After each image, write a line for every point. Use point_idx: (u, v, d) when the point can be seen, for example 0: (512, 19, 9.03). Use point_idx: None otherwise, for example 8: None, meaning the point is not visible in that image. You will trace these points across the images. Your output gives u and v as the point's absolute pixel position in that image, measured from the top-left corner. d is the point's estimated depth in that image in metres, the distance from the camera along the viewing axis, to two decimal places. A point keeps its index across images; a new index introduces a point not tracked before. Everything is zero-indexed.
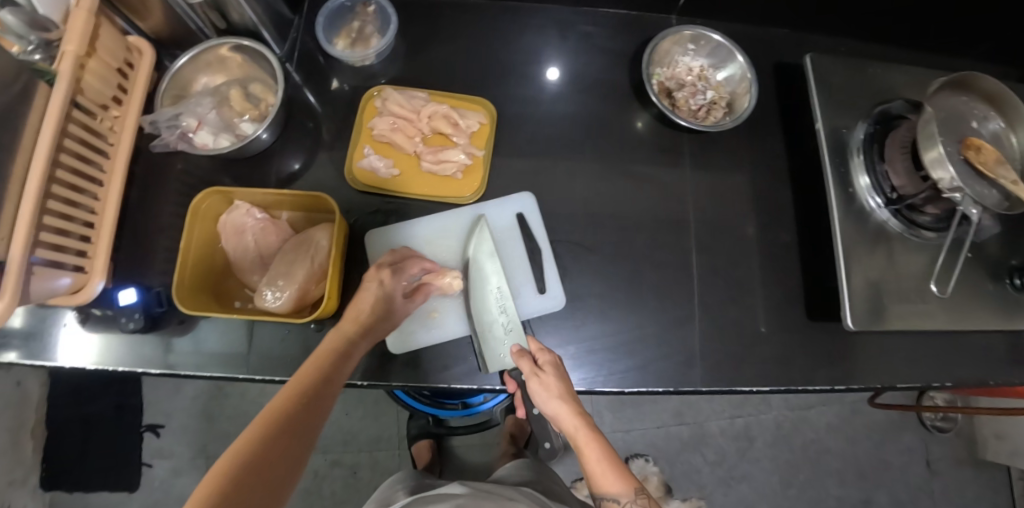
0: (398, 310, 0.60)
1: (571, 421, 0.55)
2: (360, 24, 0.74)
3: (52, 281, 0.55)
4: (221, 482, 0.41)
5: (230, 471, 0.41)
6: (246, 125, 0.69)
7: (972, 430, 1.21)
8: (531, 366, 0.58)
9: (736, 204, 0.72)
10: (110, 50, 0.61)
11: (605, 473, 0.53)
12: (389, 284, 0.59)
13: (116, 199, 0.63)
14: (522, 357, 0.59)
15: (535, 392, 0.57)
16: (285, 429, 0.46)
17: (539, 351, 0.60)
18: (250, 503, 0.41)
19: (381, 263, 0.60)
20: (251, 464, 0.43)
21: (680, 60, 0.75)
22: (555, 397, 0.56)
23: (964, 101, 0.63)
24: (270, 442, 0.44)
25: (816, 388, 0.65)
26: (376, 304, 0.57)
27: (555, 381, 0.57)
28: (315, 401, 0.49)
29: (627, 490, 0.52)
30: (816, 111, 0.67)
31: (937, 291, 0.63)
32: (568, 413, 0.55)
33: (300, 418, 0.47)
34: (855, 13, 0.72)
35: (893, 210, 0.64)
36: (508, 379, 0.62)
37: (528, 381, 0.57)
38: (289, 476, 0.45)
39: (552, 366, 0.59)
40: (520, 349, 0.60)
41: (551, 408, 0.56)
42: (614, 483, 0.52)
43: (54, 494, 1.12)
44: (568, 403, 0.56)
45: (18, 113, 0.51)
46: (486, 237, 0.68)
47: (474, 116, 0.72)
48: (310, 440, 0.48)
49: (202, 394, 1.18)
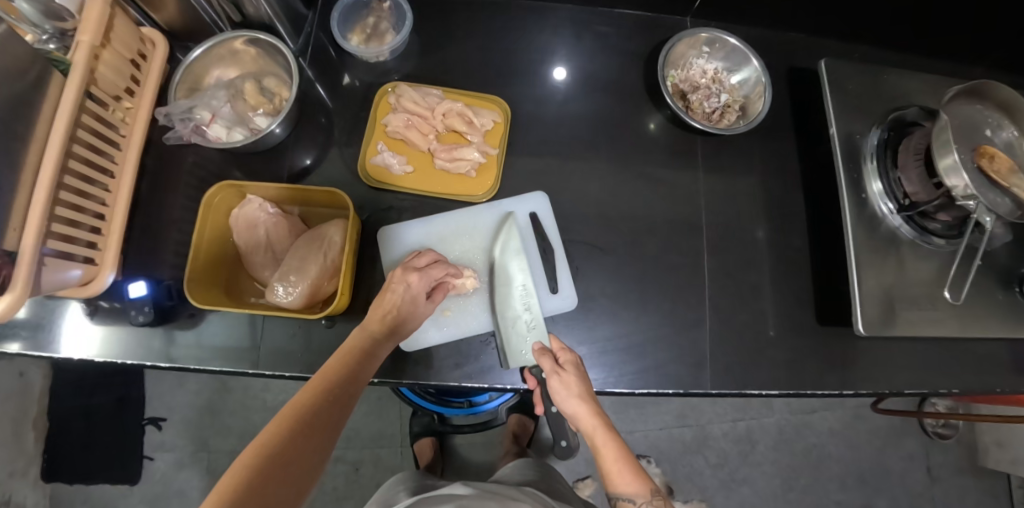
0: (422, 311, 0.60)
1: (589, 421, 0.56)
2: (375, 20, 0.74)
3: (62, 273, 0.54)
4: (243, 476, 0.40)
5: (254, 463, 0.41)
6: (260, 119, 0.69)
7: (972, 437, 1.22)
8: (552, 364, 0.59)
9: (747, 208, 0.72)
10: (124, 41, 0.61)
11: (621, 472, 0.54)
12: (416, 286, 0.60)
13: (127, 191, 0.63)
14: (543, 356, 0.59)
15: (556, 390, 0.57)
16: (309, 425, 0.45)
17: (560, 350, 0.61)
18: (273, 497, 0.40)
19: (407, 266, 0.61)
20: (275, 458, 0.42)
21: (695, 63, 0.75)
22: (574, 396, 0.57)
23: (978, 109, 0.63)
24: (293, 437, 0.44)
25: (825, 393, 0.65)
26: (401, 306, 0.57)
27: (575, 380, 0.57)
28: (339, 398, 0.49)
29: (644, 491, 0.53)
30: (831, 116, 0.67)
31: (951, 298, 0.63)
32: (587, 412, 0.56)
33: (324, 415, 0.47)
34: (870, 19, 0.72)
35: (905, 217, 0.64)
36: (527, 376, 0.62)
37: (549, 379, 0.58)
38: (310, 474, 0.44)
39: (573, 365, 0.59)
40: (542, 347, 0.61)
41: (570, 407, 0.57)
42: (630, 482, 0.53)
43: (55, 485, 1.12)
44: (587, 403, 0.56)
45: (32, 102, 0.50)
46: (515, 235, 0.68)
47: (488, 115, 0.72)
48: (331, 439, 0.47)
49: (205, 388, 1.18)
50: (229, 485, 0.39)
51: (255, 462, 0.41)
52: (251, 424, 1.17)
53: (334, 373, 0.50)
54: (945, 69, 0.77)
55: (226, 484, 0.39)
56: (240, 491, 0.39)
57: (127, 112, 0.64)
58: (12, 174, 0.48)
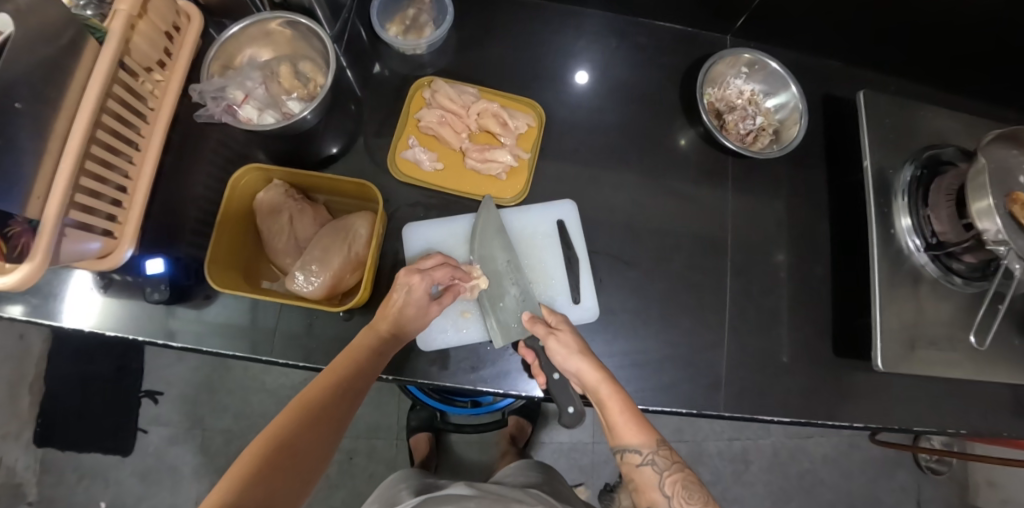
0: (425, 314, 0.58)
1: (592, 375, 0.55)
2: (415, 12, 0.73)
3: (82, 244, 0.53)
4: (252, 464, 0.43)
5: (260, 453, 0.44)
6: (292, 103, 0.68)
7: (965, 475, 1.23)
8: (546, 328, 0.60)
9: (771, 233, 0.72)
10: (160, 13, 0.59)
11: (626, 424, 0.53)
12: (417, 287, 0.57)
13: (152, 166, 0.62)
14: (535, 323, 0.60)
15: (555, 350, 0.58)
16: (316, 419, 0.48)
17: (550, 315, 0.62)
18: (279, 485, 0.43)
19: (410, 267, 0.59)
20: (280, 445, 0.45)
21: (733, 83, 0.74)
22: (574, 354, 0.57)
23: (1015, 154, 0.61)
24: (300, 432, 0.46)
25: (836, 424, 0.65)
26: (404, 308, 0.56)
27: (572, 338, 0.59)
28: (346, 394, 0.51)
29: (649, 442, 0.52)
30: (866, 148, 0.67)
31: (976, 342, 0.63)
32: (590, 366, 0.56)
33: (333, 407, 0.50)
34: (914, 55, 0.72)
35: (931, 255, 0.64)
36: (524, 349, 0.62)
37: (546, 341, 0.59)
38: (314, 467, 0.46)
39: (567, 326, 0.61)
40: (533, 315, 0.62)
41: (572, 364, 0.57)
42: (634, 433, 0.53)
43: (47, 450, 1.11)
44: (588, 358, 0.57)
45: (64, 68, 0.49)
46: (493, 211, 0.67)
47: (522, 118, 0.71)
48: (339, 431, 0.50)
49: (204, 365, 1.17)
50: (237, 472, 0.42)
51: (264, 449, 0.44)
52: (248, 405, 1.16)
53: (342, 369, 0.52)
54: (979, 109, 0.77)
55: (234, 473, 0.42)
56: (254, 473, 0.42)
57: (158, 85, 0.63)
58: (38, 139, 0.47)
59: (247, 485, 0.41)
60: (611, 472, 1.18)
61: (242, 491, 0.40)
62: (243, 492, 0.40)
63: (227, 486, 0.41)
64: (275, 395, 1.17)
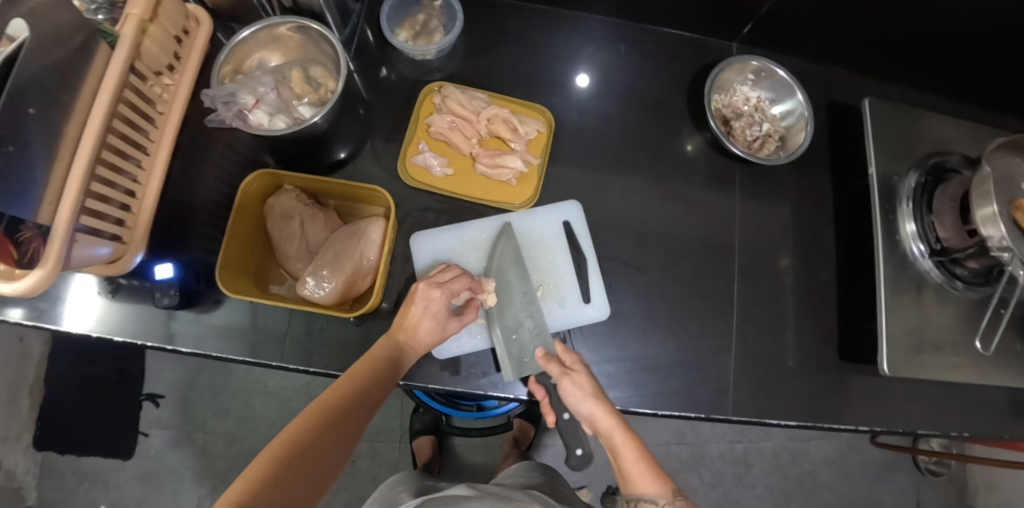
0: (444, 329, 0.59)
1: (606, 420, 0.53)
2: (425, 17, 0.74)
3: (92, 249, 0.53)
4: (269, 465, 0.42)
5: (276, 455, 0.43)
6: (304, 109, 0.68)
7: (962, 477, 1.24)
8: (560, 367, 0.57)
9: (777, 238, 0.72)
10: (170, 16, 0.59)
11: (642, 474, 0.51)
12: (436, 300, 0.59)
13: (161, 170, 0.61)
14: (549, 361, 0.57)
15: (568, 392, 0.55)
16: (334, 424, 0.48)
17: (566, 353, 0.59)
18: (293, 489, 0.42)
19: (429, 279, 0.60)
20: (295, 448, 0.44)
21: (739, 89, 0.75)
22: (589, 396, 0.54)
23: (1018, 163, 0.61)
24: (318, 435, 0.46)
25: (841, 428, 0.66)
26: (421, 322, 0.58)
27: (587, 380, 0.56)
28: (363, 401, 0.51)
29: (665, 492, 0.50)
30: (871, 155, 0.68)
31: (981, 348, 0.64)
32: (603, 412, 0.53)
33: (351, 413, 0.49)
34: (918, 63, 0.73)
35: (936, 261, 0.64)
36: (534, 385, 0.60)
37: (559, 381, 0.56)
38: (330, 474, 0.45)
39: (581, 367, 0.58)
40: (546, 353, 0.59)
41: (585, 408, 0.54)
42: (650, 483, 0.50)
43: (46, 454, 1.10)
44: (602, 403, 0.54)
45: (77, 72, 0.49)
46: (512, 244, 0.68)
47: (532, 124, 0.71)
48: (354, 437, 0.49)
49: (206, 367, 1.16)
50: (251, 472, 0.41)
51: (282, 451, 0.43)
52: (250, 408, 1.15)
53: (359, 377, 0.52)
54: (980, 117, 0.78)
55: (250, 474, 0.40)
56: (270, 475, 0.41)
57: (167, 89, 0.63)
58: (50, 144, 0.46)
59: (261, 487, 0.40)
60: (613, 475, 1.18)
61: (257, 490, 0.39)
62: (259, 491, 0.39)
63: (240, 486, 0.39)
64: (277, 398, 1.16)
